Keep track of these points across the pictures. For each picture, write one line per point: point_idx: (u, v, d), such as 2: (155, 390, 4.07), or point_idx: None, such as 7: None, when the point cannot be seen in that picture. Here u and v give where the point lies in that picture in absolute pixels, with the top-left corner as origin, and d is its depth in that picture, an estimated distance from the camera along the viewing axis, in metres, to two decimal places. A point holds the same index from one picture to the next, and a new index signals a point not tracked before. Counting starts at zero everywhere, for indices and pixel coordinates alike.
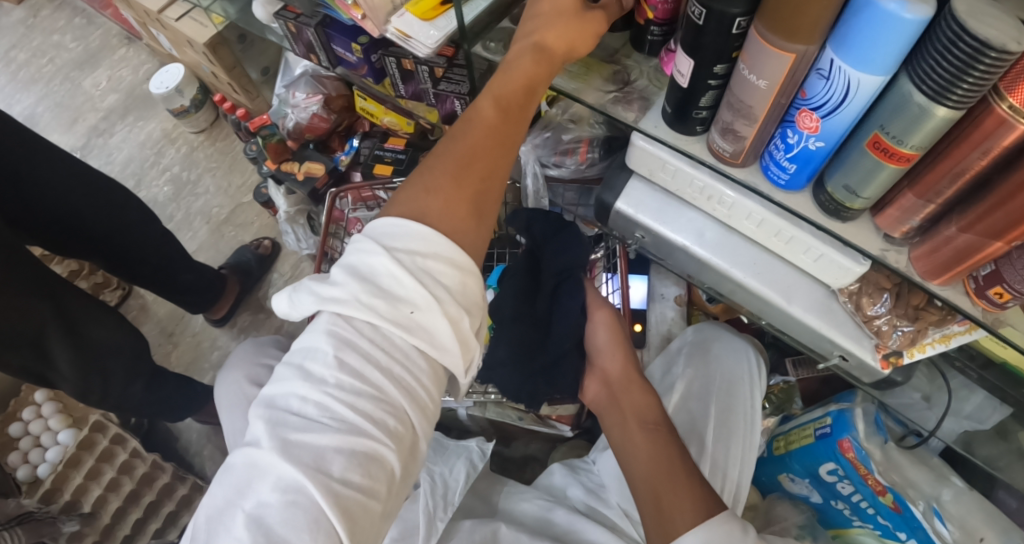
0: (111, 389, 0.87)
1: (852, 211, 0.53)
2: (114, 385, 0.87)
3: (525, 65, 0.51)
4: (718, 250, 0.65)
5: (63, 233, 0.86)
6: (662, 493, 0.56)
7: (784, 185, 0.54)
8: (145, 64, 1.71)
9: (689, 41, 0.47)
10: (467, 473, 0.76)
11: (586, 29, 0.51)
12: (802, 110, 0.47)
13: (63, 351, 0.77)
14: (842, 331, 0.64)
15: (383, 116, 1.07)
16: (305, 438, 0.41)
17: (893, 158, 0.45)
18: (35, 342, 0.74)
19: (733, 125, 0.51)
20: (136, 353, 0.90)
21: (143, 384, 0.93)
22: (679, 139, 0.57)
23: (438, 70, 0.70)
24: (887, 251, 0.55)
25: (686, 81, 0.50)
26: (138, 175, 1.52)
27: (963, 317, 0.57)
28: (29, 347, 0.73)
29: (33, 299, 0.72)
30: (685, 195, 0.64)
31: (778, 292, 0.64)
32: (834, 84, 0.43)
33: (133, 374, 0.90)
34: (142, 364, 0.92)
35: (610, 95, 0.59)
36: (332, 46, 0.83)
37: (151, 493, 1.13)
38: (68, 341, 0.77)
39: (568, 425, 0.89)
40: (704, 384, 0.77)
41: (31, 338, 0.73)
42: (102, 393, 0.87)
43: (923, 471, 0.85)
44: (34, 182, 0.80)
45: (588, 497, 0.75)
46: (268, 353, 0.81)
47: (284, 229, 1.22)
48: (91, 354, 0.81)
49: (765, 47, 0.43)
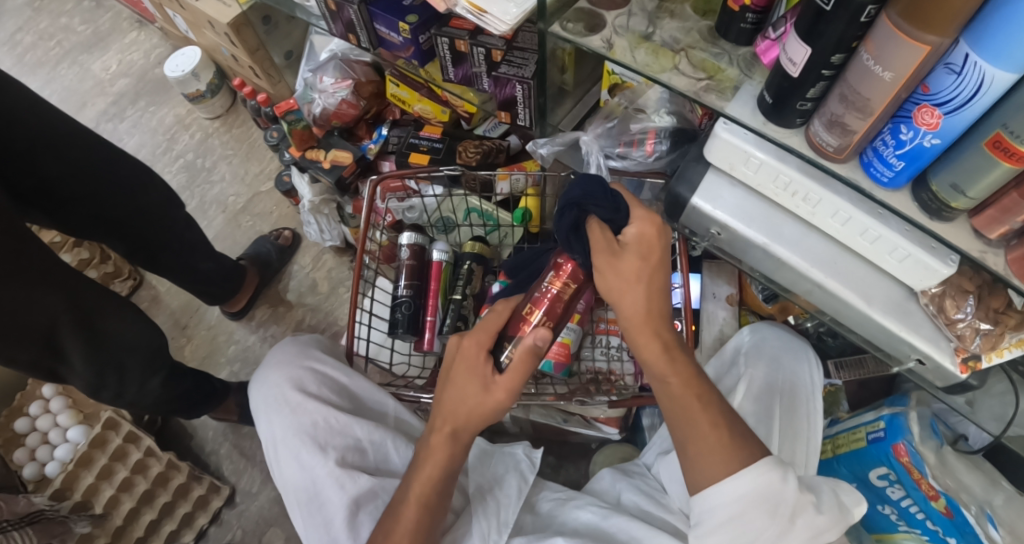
0: (127, 387, 0.80)
1: (955, 211, 0.50)
2: (130, 383, 0.80)
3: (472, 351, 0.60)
4: (797, 248, 0.63)
5: (83, 214, 0.80)
6: (690, 448, 0.54)
7: (886, 183, 0.52)
8: (157, 48, 1.64)
9: (808, 27, 0.44)
10: (518, 487, 0.74)
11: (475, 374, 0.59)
12: (921, 105, 0.44)
13: (76, 348, 0.70)
14: (922, 333, 0.61)
15: (415, 103, 1.02)
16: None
17: (1012, 158, 0.42)
18: (48, 334, 0.67)
19: (843, 118, 0.48)
20: (156, 350, 0.83)
21: (161, 381, 0.86)
22: (775, 131, 0.54)
23: (496, 53, 0.68)
24: (985, 253, 0.51)
25: (797, 71, 0.47)
26: (150, 161, 1.46)
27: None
28: (42, 341, 0.66)
29: (43, 289, 0.64)
30: (766, 190, 0.62)
31: (858, 293, 0.62)
32: (965, 80, 0.40)
33: (151, 371, 0.83)
34: (162, 363, 0.85)
35: (700, 82, 0.57)
36: (375, 26, 0.79)
37: (165, 494, 1.07)
38: (82, 339, 0.70)
39: (615, 428, 0.86)
40: (769, 384, 0.73)
41: (44, 328, 0.66)
42: (120, 391, 0.80)
43: (978, 475, 0.82)
44: (48, 158, 0.73)
45: (644, 502, 0.72)
46: (311, 355, 0.77)
47: (305, 221, 1.14)
48: (113, 351, 0.74)
49: (894, 36, 0.40)
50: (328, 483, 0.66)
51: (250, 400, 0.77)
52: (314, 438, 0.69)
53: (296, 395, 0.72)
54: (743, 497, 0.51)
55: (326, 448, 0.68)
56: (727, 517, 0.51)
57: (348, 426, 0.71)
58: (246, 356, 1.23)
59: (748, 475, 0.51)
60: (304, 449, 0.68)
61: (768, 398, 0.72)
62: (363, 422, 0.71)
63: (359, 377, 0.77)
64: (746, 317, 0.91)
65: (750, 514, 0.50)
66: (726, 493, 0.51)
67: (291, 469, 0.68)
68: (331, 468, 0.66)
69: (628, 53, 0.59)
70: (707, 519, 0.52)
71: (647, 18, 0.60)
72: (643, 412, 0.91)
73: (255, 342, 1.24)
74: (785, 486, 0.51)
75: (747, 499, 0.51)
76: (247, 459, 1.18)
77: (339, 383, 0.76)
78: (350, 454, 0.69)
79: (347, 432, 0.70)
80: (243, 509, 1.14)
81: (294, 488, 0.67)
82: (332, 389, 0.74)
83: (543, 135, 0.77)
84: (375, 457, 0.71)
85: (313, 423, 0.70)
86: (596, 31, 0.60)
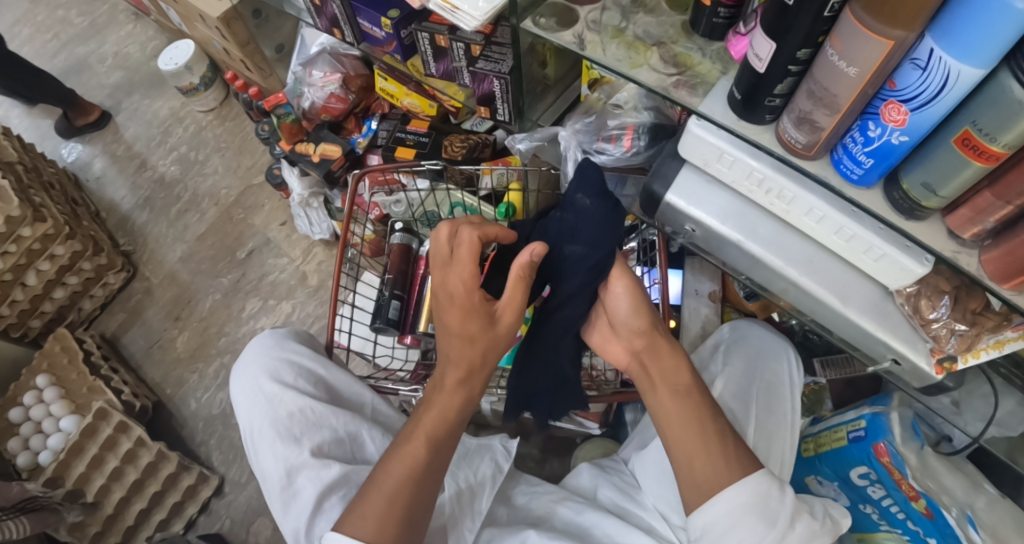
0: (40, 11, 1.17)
1: (927, 210, 0.50)
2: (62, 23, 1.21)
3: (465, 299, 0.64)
4: (771, 246, 0.63)
5: None
6: (694, 461, 0.57)
7: (856, 180, 0.51)
8: (153, 41, 1.65)
9: (775, 23, 0.43)
10: (492, 477, 0.75)
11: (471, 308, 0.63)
12: (888, 101, 0.44)
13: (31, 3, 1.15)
14: (898, 334, 0.61)
15: (403, 98, 1.01)
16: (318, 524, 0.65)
17: (982, 157, 0.42)
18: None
19: (811, 115, 0.48)
20: None
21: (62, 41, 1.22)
22: (746, 127, 0.54)
23: (475, 47, 0.68)
24: (959, 253, 0.51)
25: (763, 66, 0.47)
26: (144, 154, 1.48)
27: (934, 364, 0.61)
28: None
29: None
30: (741, 187, 0.62)
31: (834, 293, 0.61)
32: (931, 75, 0.40)
33: None
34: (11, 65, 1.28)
35: (669, 78, 0.57)
36: (358, 21, 0.79)
37: (155, 483, 1.09)
38: None
39: (595, 422, 0.90)
40: (742, 382, 0.73)
41: None
42: None
43: (959, 477, 0.82)
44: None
45: (620, 498, 0.72)
46: (288, 346, 0.77)
47: (297, 212, 1.20)
48: None
49: (859, 31, 0.39)
50: (306, 472, 0.66)
51: (229, 391, 0.78)
52: (289, 429, 0.69)
53: (274, 388, 0.72)
54: (740, 507, 0.54)
55: (301, 439, 0.69)
56: (725, 526, 0.54)
57: (325, 418, 0.71)
58: (236, 348, 1.25)
59: (746, 483, 0.55)
60: (279, 440, 0.68)
61: (746, 397, 0.72)
62: (340, 413, 0.72)
63: (336, 369, 0.78)
64: (729, 313, 0.91)
65: (745, 522, 0.54)
66: (720, 503, 0.55)
67: (266, 458, 0.69)
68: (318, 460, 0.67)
69: (601, 47, 0.58)
70: (708, 530, 0.55)
71: (621, 13, 0.60)
72: (625, 408, 0.94)
73: (247, 334, 1.26)
74: (781, 500, 0.55)
75: (744, 508, 0.54)
76: (237, 450, 1.18)
77: (317, 376, 0.76)
78: (327, 446, 0.70)
79: (323, 425, 0.70)
80: (232, 499, 1.14)
81: (269, 478, 0.68)
82: (309, 381, 0.75)
83: (522, 130, 0.78)
84: (352, 447, 0.72)
85: (290, 413, 0.70)
86: (568, 26, 0.60)
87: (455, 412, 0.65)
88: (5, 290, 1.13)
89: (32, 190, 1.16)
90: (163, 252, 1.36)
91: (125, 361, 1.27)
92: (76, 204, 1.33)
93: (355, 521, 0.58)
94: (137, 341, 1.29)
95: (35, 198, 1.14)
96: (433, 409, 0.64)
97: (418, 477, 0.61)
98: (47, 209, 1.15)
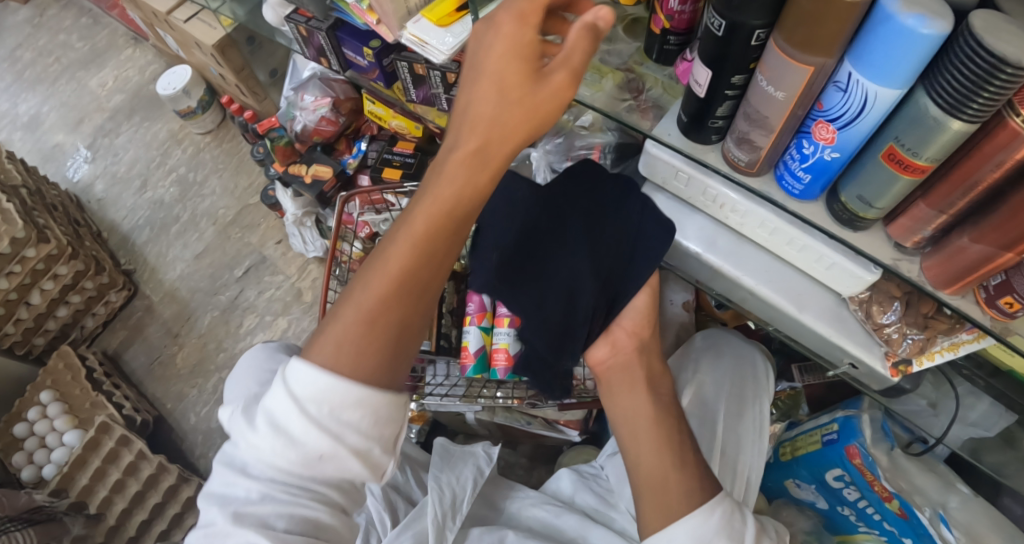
0: None
1: (865, 221, 0.53)
2: None
3: (459, 162, 0.49)
4: (730, 257, 0.66)
5: None
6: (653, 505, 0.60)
7: (798, 195, 0.55)
8: (152, 64, 1.71)
9: (709, 52, 0.47)
10: (474, 481, 0.77)
11: (461, 176, 0.48)
12: (818, 121, 0.47)
13: None
14: (852, 338, 0.64)
15: (391, 120, 1.06)
16: (250, 510, 0.48)
17: (907, 170, 0.45)
18: None
19: (749, 135, 0.51)
20: None
21: None
22: (695, 147, 0.58)
23: (450, 75, 0.72)
24: (899, 260, 0.54)
25: (703, 91, 0.51)
26: (144, 175, 1.53)
27: (890, 368, 0.63)
28: None
29: None
30: (698, 203, 0.66)
31: (788, 300, 0.65)
32: (852, 97, 0.43)
33: None
34: None
35: (626, 102, 0.62)
36: (343, 50, 0.84)
37: (156, 495, 1.12)
38: None
39: (575, 430, 0.93)
40: (711, 390, 0.77)
41: None
42: None
43: (931, 478, 0.85)
44: None
45: (598, 504, 0.75)
46: (280, 358, 0.81)
47: (292, 232, 1.25)
48: None
49: (783, 59, 0.43)
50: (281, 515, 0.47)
51: (224, 400, 0.81)
52: None
53: None
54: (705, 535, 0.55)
55: None
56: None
57: None
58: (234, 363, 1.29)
59: (717, 506, 0.56)
60: None
61: (716, 401, 0.76)
62: None
63: None
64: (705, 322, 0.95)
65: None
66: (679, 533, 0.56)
67: None
68: (331, 442, 0.46)
69: None
70: None
71: None
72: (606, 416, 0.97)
73: (244, 349, 1.30)
74: (744, 522, 0.57)
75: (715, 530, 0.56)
76: None
77: None
78: None
79: None
80: None
81: None
82: None
83: None
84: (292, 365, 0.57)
85: None
86: None
87: (430, 258, 0.49)
88: (10, 309, 1.17)
89: (36, 213, 1.20)
90: (163, 271, 1.41)
91: (127, 377, 1.31)
92: (78, 225, 1.38)
93: (315, 351, 0.49)
94: (138, 357, 1.33)
95: (39, 220, 1.19)
96: (414, 220, 0.49)
97: (389, 317, 0.48)
98: (50, 231, 1.19)
